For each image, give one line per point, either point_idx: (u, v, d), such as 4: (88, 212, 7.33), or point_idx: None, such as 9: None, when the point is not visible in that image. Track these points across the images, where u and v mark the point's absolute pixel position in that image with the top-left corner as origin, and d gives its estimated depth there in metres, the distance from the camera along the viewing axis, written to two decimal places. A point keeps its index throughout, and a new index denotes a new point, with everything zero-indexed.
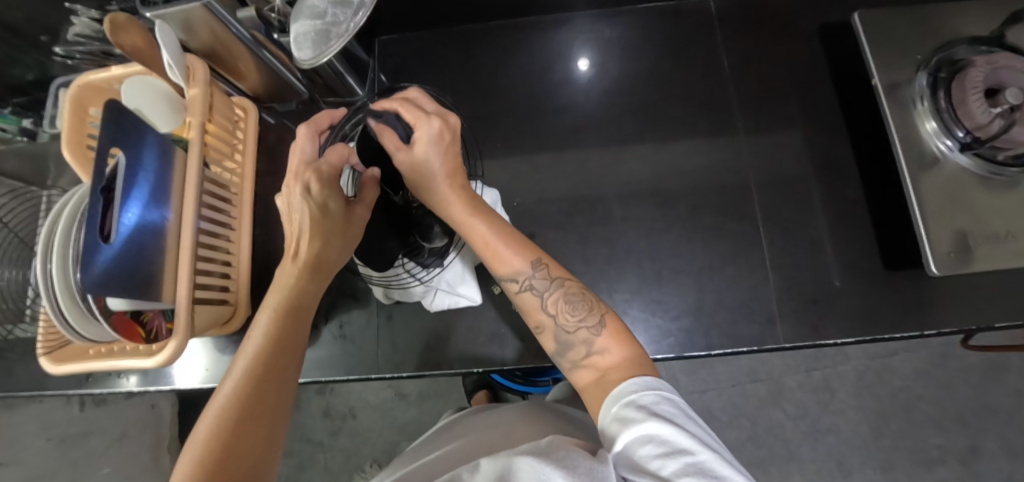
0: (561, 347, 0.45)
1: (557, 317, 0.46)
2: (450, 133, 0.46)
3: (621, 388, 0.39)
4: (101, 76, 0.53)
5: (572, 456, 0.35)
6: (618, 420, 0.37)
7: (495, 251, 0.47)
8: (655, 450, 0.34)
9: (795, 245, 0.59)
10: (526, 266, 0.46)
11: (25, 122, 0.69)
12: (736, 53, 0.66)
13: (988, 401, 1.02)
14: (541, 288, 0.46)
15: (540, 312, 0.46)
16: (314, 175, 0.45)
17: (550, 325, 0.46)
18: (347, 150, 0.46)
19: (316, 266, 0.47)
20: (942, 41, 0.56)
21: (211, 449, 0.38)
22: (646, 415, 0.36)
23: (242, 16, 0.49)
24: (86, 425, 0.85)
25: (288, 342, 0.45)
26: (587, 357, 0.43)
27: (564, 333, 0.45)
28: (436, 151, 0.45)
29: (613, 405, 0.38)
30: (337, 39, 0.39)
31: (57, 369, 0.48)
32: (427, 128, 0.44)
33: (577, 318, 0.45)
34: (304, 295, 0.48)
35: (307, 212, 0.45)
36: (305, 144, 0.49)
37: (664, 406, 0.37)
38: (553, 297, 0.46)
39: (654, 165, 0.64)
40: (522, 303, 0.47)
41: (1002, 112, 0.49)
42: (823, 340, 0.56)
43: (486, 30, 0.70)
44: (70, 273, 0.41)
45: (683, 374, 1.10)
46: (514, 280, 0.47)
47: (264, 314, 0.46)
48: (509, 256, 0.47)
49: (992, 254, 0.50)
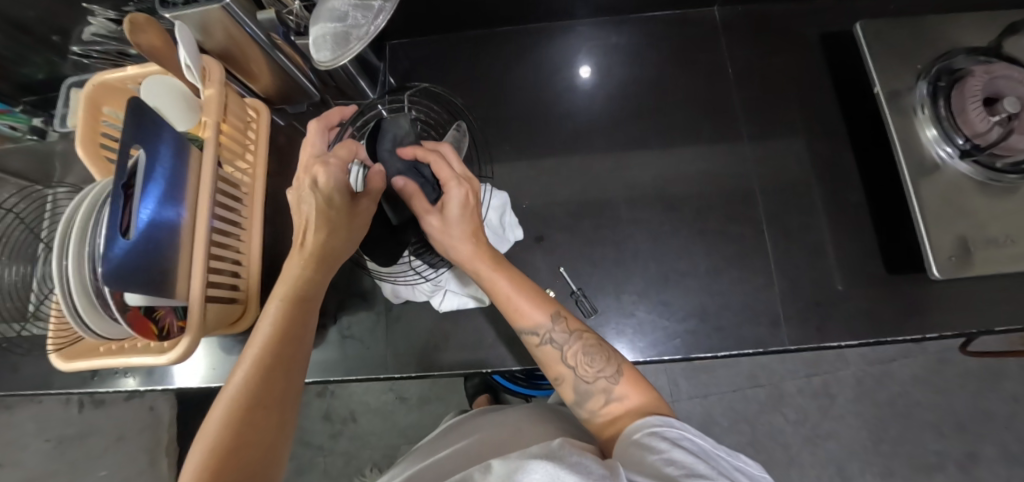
0: (580, 396, 0.45)
1: (576, 368, 0.46)
2: (473, 198, 0.51)
3: (644, 421, 0.40)
4: (117, 75, 0.54)
5: (585, 463, 0.35)
6: (642, 445, 0.38)
7: (514, 304, 0.48)
8: (678, 471, 0.35)
9: (799, 249, 0.60)
10: (545, 319, 0.47)
11: (35, 120, 0.68)
12: (740, 61, 0.68)
13: (986, 407, 1.03)
14: (561, 341, 0.47)
15: (559, 364, 0.47)
16: (322, 168, 0.46)
17: (568, 375, 0.46)
18: (354, 146, 0.48)
19: (322, 258, 0.48)
20: (941, 52, 0.57)
21: (223, 438, 0.39)
22: (670, 444, 0.37)
23: (261, 18, 0.49)
24: (85, 426, 0.85)
25: (297, 334, 0.45)
26: (605, 405, 0.44)
27: (583, 383, 0.45)
28: (464, 215, 0.50)
29: (636, 433, 0.39)
30: (358, 41, 0.40)
31: (68, 366, 0.48)
32: (458, 193, 0.49)
33: (595, 368, 0.45)
34: (311, 286, 0.47)
35: (314, 203, 0.46)
36: (315, 138, 0.50)
37: (688, 441, 0.38)
38: (572, 349, 0.47)
39: (660, 170, 0.65)
40: (541, 355, 0.48)
41: (1001, 120, 0.51)
42: (828, 343, 0.56)
43: (495, 36, 0.71)
44: (86, 269, 0.41)
45: (684, 379, 1.11)
46: (534, 333, 0.47)
47: (273, 304, 0.46)
48: (529, 310, 0.48)
49: (992, 258, 0.51)
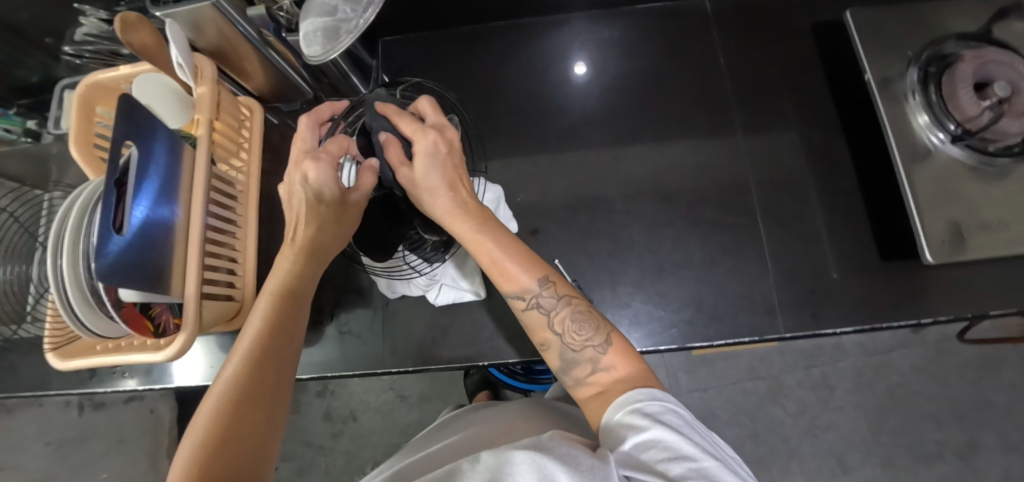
0: (566, 364, 0.45)
1: (563, 335, 0.45)
2: (446, 145, 0.48)
3: (627, 396, 0.39)
4: (109, 75, 0.54)
5: (574, 453, 0.35)
6: (623, 425, 0.38)
7: (502, 268, 0.46)
8: (659, 455, 0.35)
9: (793, 238, 0.60)
10: (533, 284, 0.46)
11: (29, 123, 0.68)
12: (732, 52, 0.68)
13: (985, 396, 1.03)
14: (549, 306, 0.46)
15: (546, 330, 0.46)
16: (312, 164, 0.46)
17: (555, 342, 0.46)
18: (345, 142, 0.48)
19: (312, 252, 0.48)
20: (931, 38, 0.57)
21: (213, 430, 0.39)
22: (651, 421, 0.37)
23: (252, 14, 0.50)
24: (85, 429, 0.84)
25: (286, 327, 0.46)
26: (592, 374, 0.43)
27: (570, 351, 0.45)
28: (436, 163, 0.47)
29: (617, 411, 0.39)
30: (347, 35, 0.40)
31: (64, 365, 0.48)
32: (427, 142, 0.46)
33: (583, 337, 0.44)
34: (300, 280, 0.48)
35: (305, 197, 0.47)
36: (305, 133, 0.50)
37: (670, 414, 0.38)
38: (561, 315, 0.45)
39: (654, 162, 0.65)
40: (528, 321, 0.47)
41: (991, 105, 0.51)
42: (823, 330, 0.56)
43: (488, 31, 0.71)
44: (81, 266, 0.41)
45: (684, 372, 1.11)
46: (520, 297, 0.46)
47: (262, 299, 0.46)
48: (517, 274, 0.46)
49: (985, 243, 0.51)
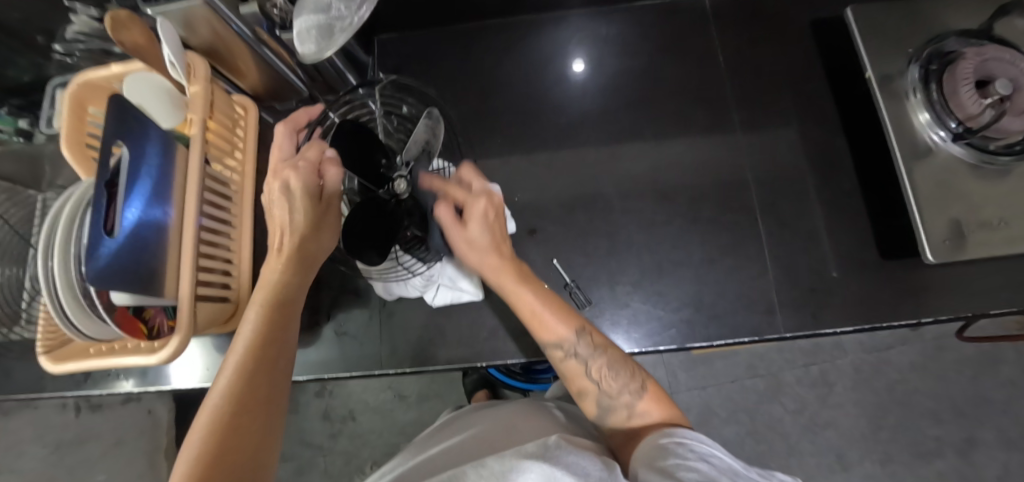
0: (603, 410, 0.48)
1: (600, 383, 0.47)
2: (495, 209, 0.50)
3: (674, 430, 0.41)
4: (101, 74, 0.53)
5: (581, 463, 0.35)
6: (665, 449, 0.39)
7: (540, 320, 0.48)
8: (693, 475, 0.35)
9: (793, 235, 0.60)
10: (569, 334, 0.48)
11: (21, 122, 0.68)
12: (731, 48, 0.67)
13: (983, 392, 1.03)
14: (585, 355, 0.48)
15: (582, 377, 0.48)
16: (292, 172, 0.46)
17: (592, 390, 0.48)
18: (322, 145, 0.48)
19: (301, 258, 0.49)
20: (932, 34, 0.57)
21: (209, 443, 0.39)
22: (694, 453, 0.38)
23: (244, 12, 0.48)
24: (80, 432, 0.84)
25: (276, 336, 0.46)
26: (628, 419, 0.47)
27: (606, 398, 0.47)
28: (486, 226, 0.49)
29: (663, 439, 0.40)
30: (341, 33, 0.39)
31: (57, 368, 0.48)
32: (480, 204, 0.48)
33: (619, 384, 0.47)
34: (287, 289, 0.48)
35: (287, 205, 0.47)
36: (282, 141, 0.51)
37: (715, 458, 0.38)
38: (597, 364, 0.48)
39: (653, 160, 0.64)
40: (565, 370, 0.48)
41: (993, 102, 0.51)
42: (823, 329, 0.56)
43: (484, 28, 0.70)
44: (73, 267, 0.40)
45: (683, 370, 1.11)
46: (558, 348, 0.48)
47: (251, 310, 0.46)
48: (553, 324, 0.48)
49: (986, 241, 0.51)
